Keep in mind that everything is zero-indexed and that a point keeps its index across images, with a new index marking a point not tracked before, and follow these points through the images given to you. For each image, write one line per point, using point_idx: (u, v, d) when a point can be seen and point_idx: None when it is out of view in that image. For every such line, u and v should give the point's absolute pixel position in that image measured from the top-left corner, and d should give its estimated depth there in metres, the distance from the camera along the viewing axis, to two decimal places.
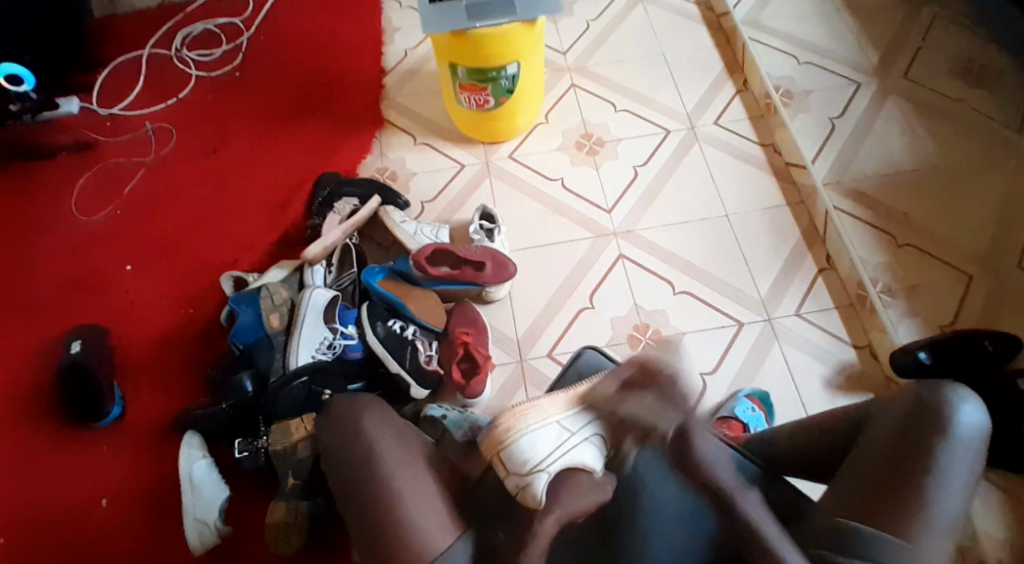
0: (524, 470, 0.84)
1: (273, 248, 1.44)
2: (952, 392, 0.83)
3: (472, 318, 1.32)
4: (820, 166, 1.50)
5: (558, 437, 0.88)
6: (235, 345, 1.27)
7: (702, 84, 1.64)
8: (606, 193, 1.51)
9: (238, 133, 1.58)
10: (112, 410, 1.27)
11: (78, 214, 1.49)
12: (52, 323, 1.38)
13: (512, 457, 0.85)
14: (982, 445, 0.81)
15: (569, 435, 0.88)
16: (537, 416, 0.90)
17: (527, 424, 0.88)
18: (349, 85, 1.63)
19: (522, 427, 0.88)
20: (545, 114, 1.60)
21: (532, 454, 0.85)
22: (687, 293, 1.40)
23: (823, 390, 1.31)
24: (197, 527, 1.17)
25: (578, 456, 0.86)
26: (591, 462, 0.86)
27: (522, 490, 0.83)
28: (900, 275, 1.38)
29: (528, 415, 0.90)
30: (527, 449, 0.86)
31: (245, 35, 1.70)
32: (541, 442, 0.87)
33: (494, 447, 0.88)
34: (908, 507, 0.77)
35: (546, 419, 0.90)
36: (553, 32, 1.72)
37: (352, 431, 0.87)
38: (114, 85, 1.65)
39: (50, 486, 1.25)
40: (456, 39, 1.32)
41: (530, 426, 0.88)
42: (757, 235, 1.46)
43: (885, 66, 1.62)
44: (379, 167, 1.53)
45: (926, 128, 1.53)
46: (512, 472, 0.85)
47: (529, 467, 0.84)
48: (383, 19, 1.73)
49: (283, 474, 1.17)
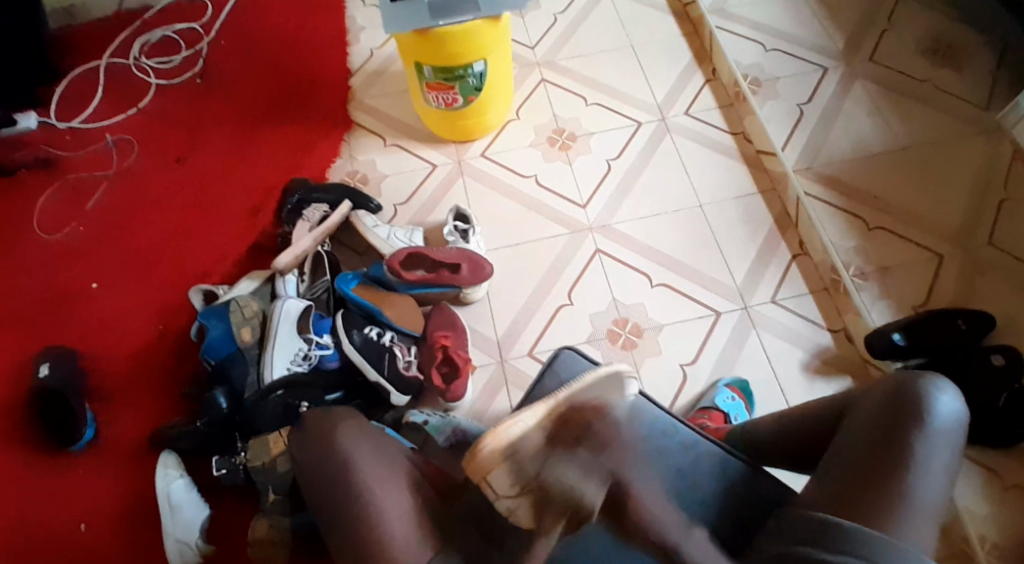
0: (516, 492, 0.77)
1: (244, 258, 1.41)
2: (930, 383, 0.83)
3: (450, 320, 1.31)
4: (791, 153, 1.50)
5: (545, 454, 0.76)
6: (208, 361, 1.24)
7: (671, 74, 1.64)
8: (579, 188, 1.50)
9: (203, 142, 1.54)
10: (87, 432, 1.25)
11: (42, 232, 1.45)
12: (20, 344, 1.35)
13: (499, 484, 0.76)
14: (961, 435, 0.82)
15: (557, 445, 0.76)
16: (521, 435, 0.75)
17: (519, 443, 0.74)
18: (315, 89, 1.60)
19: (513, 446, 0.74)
20: (516, 110, 1.59)
21: (518, 479, 0.76)
22: (664, 285, 1.40)
23: (803, 376, 1.31)
24: (178, 548, 1.15)
25: (570, 470, 0.77)
26: (593, 481, 0.77)
27: (513, 513, 0.79)
28: (873, 258, 1.39)
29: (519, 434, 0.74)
30: (513, 474, 0.75)
31: (205, 40, 1.66)
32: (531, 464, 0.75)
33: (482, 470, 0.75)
34: (889, 497, 0.77)
35: (531, 434, 0.75)
36: (520, 26, 1.70)
37: (327, 443, 0.86)
38: (73, 98, 1.60)
39: (25, 513, 1.22)
40: (420, 38, 1.30)
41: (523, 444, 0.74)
42: (731, 224, 1.46)
43: (851, 50, 1.63)
44: (349, 171, 1.51)
45: (893, 110, 1.54)
46: (500, 496, 0.77)
47: (521, 492, 0.76)
48: (346, 18, 1.70)
49: (264, 490, 1.16)
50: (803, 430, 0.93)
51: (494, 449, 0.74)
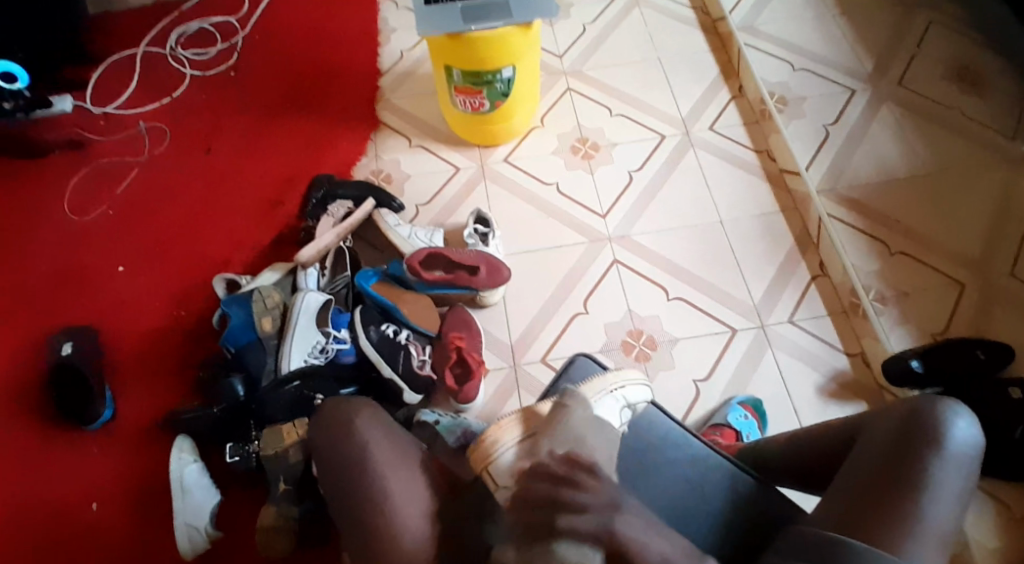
0: (516, 483, 0.84)
1: (266, 250, 1.43)
2: (946, 407, 0.83)
3: (465, 322, 1.31)
4: (815, 173, 1.50)
5: (548, 448, 0.85)
6: (227, 349, 1.26)
7: (698, 89, 1.64)
8: (601, 197, 1.50)
9: (232, 133, 1.56)
10: (103, 412, 1.26)
11: (70, 213, 1.48)
12: (43, 322, 1.37)
13: (502, 471, 0.84)
14: (976, 462, 0.81)
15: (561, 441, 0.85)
16: (525, 427, 0.86)
17: (515, 439, 0.85)
18: (344, 86, 1.62)
19: (510, 442, 0.85)
20: (541, 117, 1.60)
21: (519, 463, 0.84)
22: (681, 299, 1.40)
23: (815, 397, 1.31)
24: (187, 533, 1.16)
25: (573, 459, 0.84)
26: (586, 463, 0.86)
27: (515, 501, 0.84)
28: (892, 283, 1.39)
29: (516, 426, 0.86)
30: (519, 460, 0.84)
31: (239, 34, 1.69)
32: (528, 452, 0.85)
33: (484, 461, 0.86)
34: (902, 519, 0.77)
35: (532, 430, 0.86)
36: (550, 35, 1.72)
37: (344, 434, 0.87)
38: (108, 83, 1.63)
39: (38, 488, 1.24)
40: (451, 41, 1.31)
41: (518, 440, 0.85)
42: (752, 241, 1.46)
43: (879, 73, 1.63)
44: (373, 169, 1.52)
45: (919, 136, 1.53)
46: (501, 485, 0.84)
47: (521, 479, 0.83)
48: (378, 19, 1.72)
49: (275, 480, 1.16)
50: (814, 449, 0.93)
51: (498, 439, 0.86)
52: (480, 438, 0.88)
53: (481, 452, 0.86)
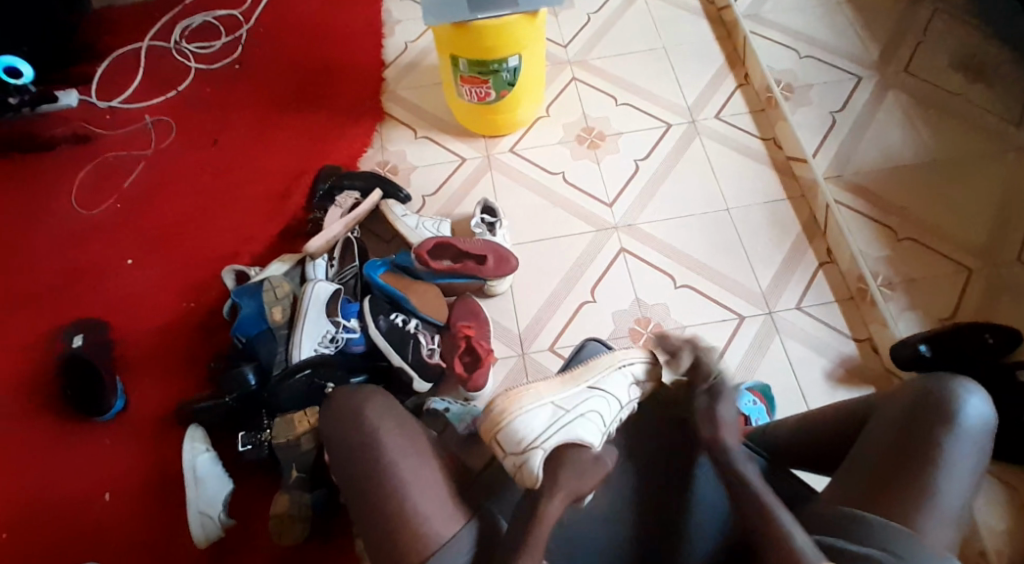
0: (521, 449, 0.91)
1: (273, 242, 1.44)
2: (959, 385, 0.85)
3: (473, 311, 1.32)
4: (821, 160, 1.50)
5: (552, 418, 0.94)
6: (237, 338, 1.27)
7: (702, 77, 1.64)
8: (606, 186, 1.50)
9: (238, 125, 1.57)
10: (116, 403, 1.27)
11: (78, 208, 1.49)
12: (53, 316, 1.38)
13: (509, 437, 0.92)
14: (987, 438, 0.83)
15: (563, 413, 0.95)
16: (532, 399, 0.95)
17: (520, 407, 0.94)
18: (349, 79, 1.62)
19: (516, 409, 0.94)
20: (546, 107, 1.60)
21: (526, 433, 0.91)
22: (687, 287, 1.40)
23: (824, 383, 1.31)
24: (201, 520, 1.17)
25: (574, 431, 0.92)
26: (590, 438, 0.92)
27: (519, 468, 0.90)
28: (899, 268, 1.39)
29: (522, 400, 0.95)
30: (523, 428, 0.92)
31: (244, 27, 1.69)
32: (534, 422, 0.93)
33: (492, 429, 0.94)
34: (914, 499, 0.79)
35: (540, 401, 0.95)
36: (554, 25, 1.72)
37: (355, 420, 0.89)
38: (113, 78, 1.64)
39: (51, 481, 1.25)
40: (457, 32, 1.31)
41: (523, 409, 0.94)
42: (758, 228, 1.46)
43: (884, 60, 1.62)
44: (380, 160, 1.53)
45: (924, 121, 1.53)
46: (509, 452, 0.91)
47: (525, 444, 0.90)
48: (383, 11, 1.72)
49: (286, 466, 1.18)
50: (826, 431, 0.94)
51: (507, 408, 0.94)
52: (490, 410, 0.96)
53: (490, 420, 0.94)
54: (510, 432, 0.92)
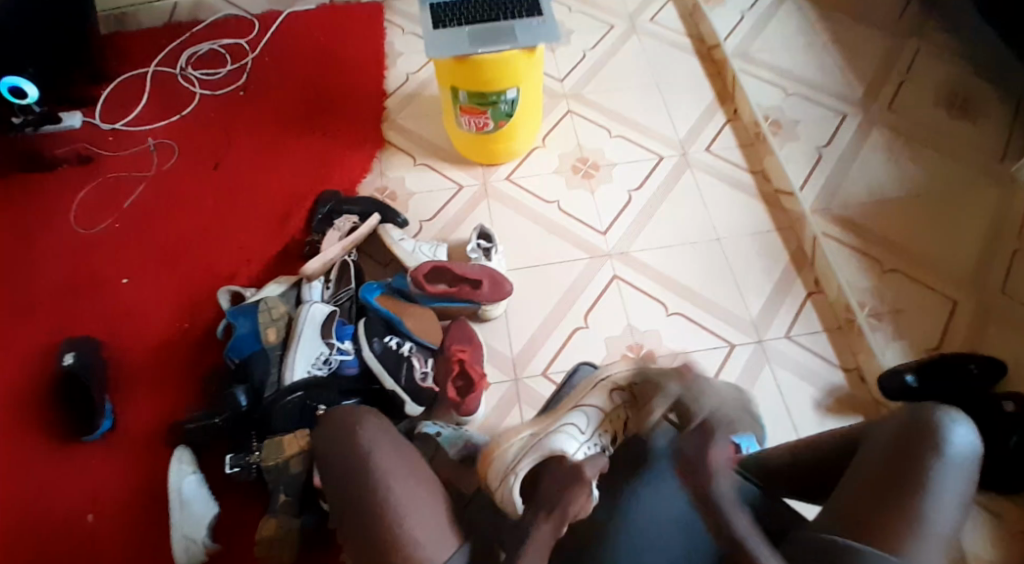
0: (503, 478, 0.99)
1: (270, 264, 1.45)
2: (945, 414, 0.87)
3: (468, 335, 1.33)
4: (809, 193, 1.54)
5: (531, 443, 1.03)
6: (231, 358, 1.28)
7: (695, 113, 1.68)
8: (601, 215, 1.53)
9: (240, 150, 1.59)
10: (104, 422, 1.27)
11: (77, 226, 1.49)
12: (47, 332, 1.38)
13: (494, 472, 1.01)
14: (973, 465, 0.84)
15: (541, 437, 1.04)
16: (516, 436, 1.05)
17: (505, 445, 1.04)
18: (349, 107, 1.65)
19: (502, 448, 1.04)
20: (542, 138, 1.64)
21: (506, 463, 1.01)
22: (679, 314, 1.42)
23: (813, 412, 1.32)
24: (185, 544, 1.16)
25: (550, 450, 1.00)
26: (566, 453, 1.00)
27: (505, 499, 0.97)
28: (886, 299, 1.41)
29: (508, 439, 1.05)
30: (505, 460, 1.02)
31: (249, 55, 1.73)
32: (513, 452, 1.02)
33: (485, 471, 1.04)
34: (906, 524, 0.80)
35: (521, 434, 1.06)
36: (551, 60, 1.76)
37: (349, 439, 0.90)
38: (117, 101, 1.66)
39: (38, 497, 1.23)
40: (459, 63, 1.35)
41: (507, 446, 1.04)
42: (748, 258, 1.49)
43: (870, 98, 1.67)
44: (378, 186, 1.55)
45: (910, 158, 1.57)
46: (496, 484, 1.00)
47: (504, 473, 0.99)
48: (385, 42, 1.76)
49: (275, 490, 1.17)
50: (818, 458, 0.96)
51: (495, 449, 1.05)
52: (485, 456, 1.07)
53: (483, 464, 1.04)
54: (495, 467, 1.01)
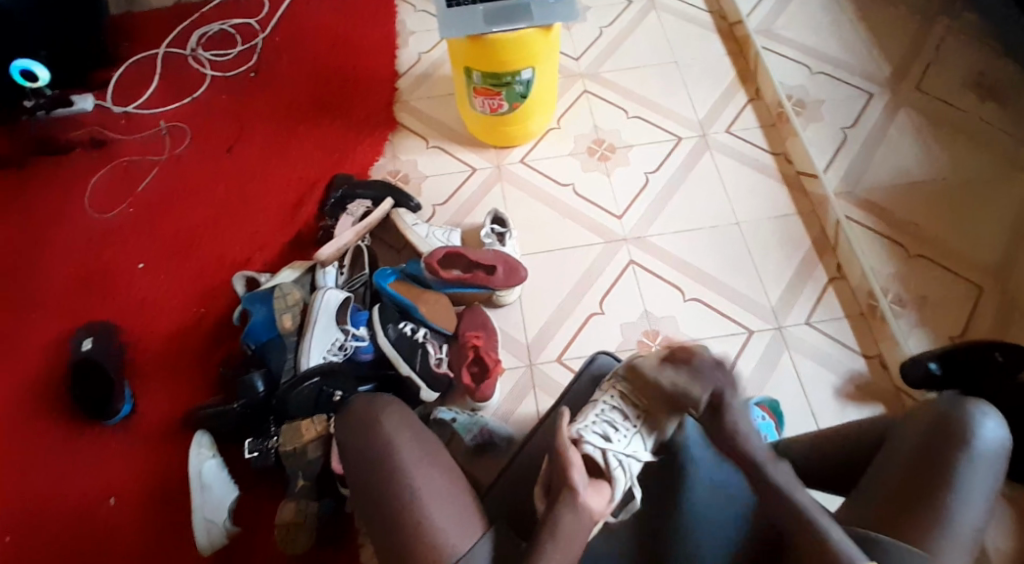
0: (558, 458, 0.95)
1: (284, 249, 1.44)
2: (975, 408, 0.84)
3: (482, 321, 1.31)
4: (832, 176, 1.50)
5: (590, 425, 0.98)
6: (248, 345, 1.28)
7: (713, 92, 1.64)
8: (617, 199, 1.51)
9: (253, 132, 1.58)
10: (122, 407, 1.28)
11: (93, 211, 1.49)
12: (65, 319, 1.38)
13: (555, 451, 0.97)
14: (1003, 461, 0.82)
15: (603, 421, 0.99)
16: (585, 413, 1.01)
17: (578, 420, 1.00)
18: (364, 88, 1.63)
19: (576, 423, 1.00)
20: (558, 119, 1.61)
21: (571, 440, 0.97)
22: (697, 300, 1.40)
23: (834, 400, 1.30)
24: (206, 527, 1.17)
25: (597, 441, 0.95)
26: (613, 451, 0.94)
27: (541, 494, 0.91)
28: (910, 285, 1.38)
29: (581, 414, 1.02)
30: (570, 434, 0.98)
31: (260, 36, 1.71)
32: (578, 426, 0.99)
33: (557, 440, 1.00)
34: (933, 524, 0.79)
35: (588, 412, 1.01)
36: (567, 38, 1.73)
37: (370, 431, 0.89)
38: (129, 83, 1.65)
39: (58, 483, 1.25)
40: (473, 44, 1.32)
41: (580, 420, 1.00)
42: (768, 242, 1.46)
43: (896, 78, 1.62)
44: (391, 169, 1.53)
45: (937, 138, 1.53)
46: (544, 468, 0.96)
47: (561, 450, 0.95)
48: (397, 22, 1.73)
49: (293, 475, 1.18)
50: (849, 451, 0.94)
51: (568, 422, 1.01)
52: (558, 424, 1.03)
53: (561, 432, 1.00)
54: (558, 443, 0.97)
